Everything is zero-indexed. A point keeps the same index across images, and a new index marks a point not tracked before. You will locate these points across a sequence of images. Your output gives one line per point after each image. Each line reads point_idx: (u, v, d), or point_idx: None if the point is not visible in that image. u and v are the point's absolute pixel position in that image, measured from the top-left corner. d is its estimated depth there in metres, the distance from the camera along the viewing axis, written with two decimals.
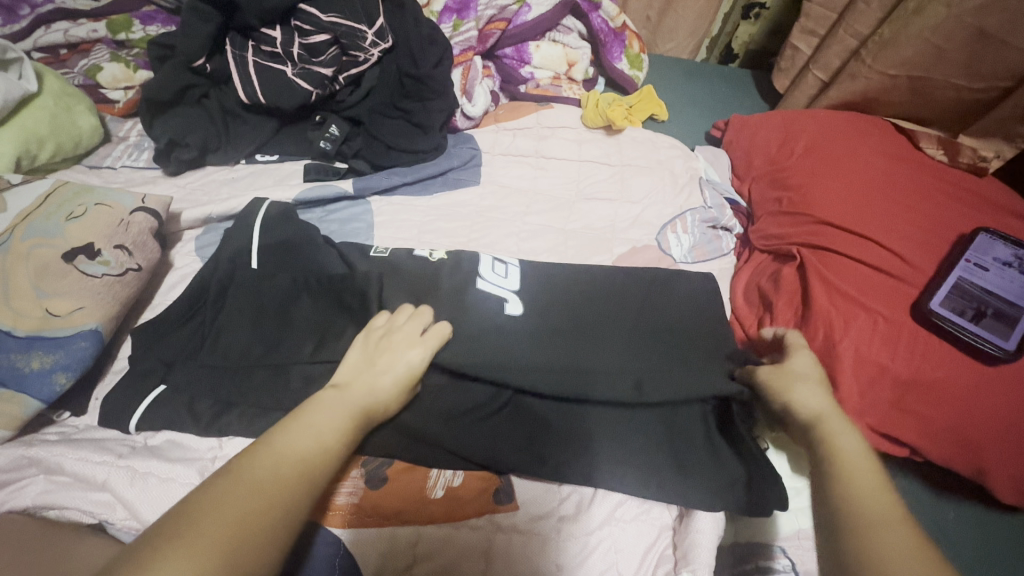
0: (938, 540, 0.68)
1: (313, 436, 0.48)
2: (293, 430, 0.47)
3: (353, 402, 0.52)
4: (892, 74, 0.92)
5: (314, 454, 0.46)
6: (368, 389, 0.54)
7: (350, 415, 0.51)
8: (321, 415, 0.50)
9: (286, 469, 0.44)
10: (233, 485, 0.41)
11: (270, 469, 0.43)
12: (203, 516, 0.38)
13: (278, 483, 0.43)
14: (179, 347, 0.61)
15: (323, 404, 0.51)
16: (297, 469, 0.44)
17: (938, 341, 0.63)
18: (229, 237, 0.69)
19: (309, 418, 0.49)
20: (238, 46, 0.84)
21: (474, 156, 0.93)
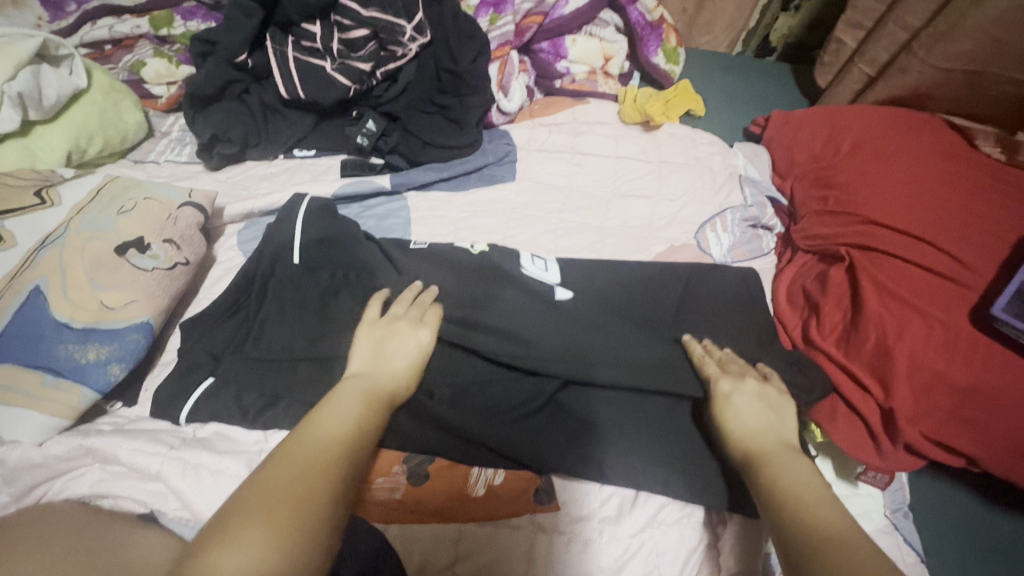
0: (991, 554, 0.66)
1: (344, 414, 0.48)
2: (331, 412, 0.47)
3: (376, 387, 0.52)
4: (946, 68, 0.89)
5: (353, 433, 0.46)
6: (385, 373, 0.54)
7: (375, 395, 0.51)
8: (348, 398, 0.50)
9: (331, 447, 0.44)
10: (280, 470, 0.41)
11: (316, 448, 0.43)
12: (258, 500, 0.39)
13: (325, 460, 0.43)
14: (226, 340, 0.62)
15: (348, 391, 0.51)
16: (340, 447, 0.44)
17: (998, 348, 0.61)
18: (273, 233, 0.69)
19: (338, 401, 0.49)
20: (278, 41, 0.84)
21: (509, 152, 0.92)
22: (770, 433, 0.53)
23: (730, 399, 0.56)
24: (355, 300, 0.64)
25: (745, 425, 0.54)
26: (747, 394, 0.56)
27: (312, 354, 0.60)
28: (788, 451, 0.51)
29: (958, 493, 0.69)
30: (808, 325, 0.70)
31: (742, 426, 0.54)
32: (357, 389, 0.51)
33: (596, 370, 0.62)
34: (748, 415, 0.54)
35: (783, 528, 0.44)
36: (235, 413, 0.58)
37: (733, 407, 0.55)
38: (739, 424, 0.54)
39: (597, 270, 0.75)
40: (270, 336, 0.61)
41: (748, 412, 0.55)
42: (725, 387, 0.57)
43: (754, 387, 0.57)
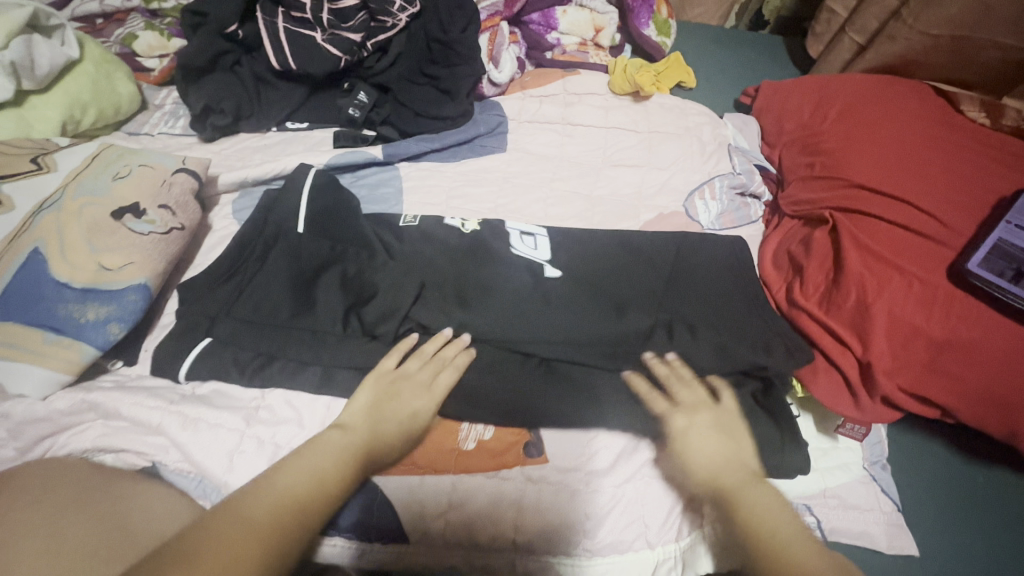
0: (965, 502, 0.68)
1: (314, 470, 0.50)
2: (298, 465, 0.50)
3: (357, 444, 0.54)
4: (936, 34, 0.89)
5: (315, 492, 0.49)
6: (375, 436, 0.56)
7: (353, 455, 0.53)
8: (321, 449, 0.52)
9: (283, 509, 0.45)
10: (230, 525, 0.42)
11: (268, 509, 0.45)
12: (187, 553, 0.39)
13: (274, 525, 0.44)
14: (222, 302, 0.62)
15: (326, 441, 0.53)
16: (291, 510, 0.46)
17: (974, 302, 0.62)
18: (276, 202, 0.70)
19: (309, 458, 0.51)
20: (267, 12, 0.84)
21: (501, 123, 0.93)
22: (729, 462, 0.55)
23: (687, 433, 0.58)
24: (350, 269, 0.66)
25: (709, 460, 0.56)
26: (702, 425, 0.58)
27: (305, 317, 0.62)
28: (751, 479, 0.53)
29: (936, 448, 0.71)
30: (791, 287, 0.71)
31: (701, 460, 0.56)
32: (328, 443, 0.53)
33: (583, 354, 0.64)
34: (706, 446, 0.56)
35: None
36: (234, 372, 0.60)
37: (689, 446, 0.57)
38: (697, 459, 0.56)
39: (588, 242, 0.76)
40: (265, 299, 0.63)
41: (704, 445, 0.56)
42: (681, 422, 0.58)
43: (709, 417, 0.59)
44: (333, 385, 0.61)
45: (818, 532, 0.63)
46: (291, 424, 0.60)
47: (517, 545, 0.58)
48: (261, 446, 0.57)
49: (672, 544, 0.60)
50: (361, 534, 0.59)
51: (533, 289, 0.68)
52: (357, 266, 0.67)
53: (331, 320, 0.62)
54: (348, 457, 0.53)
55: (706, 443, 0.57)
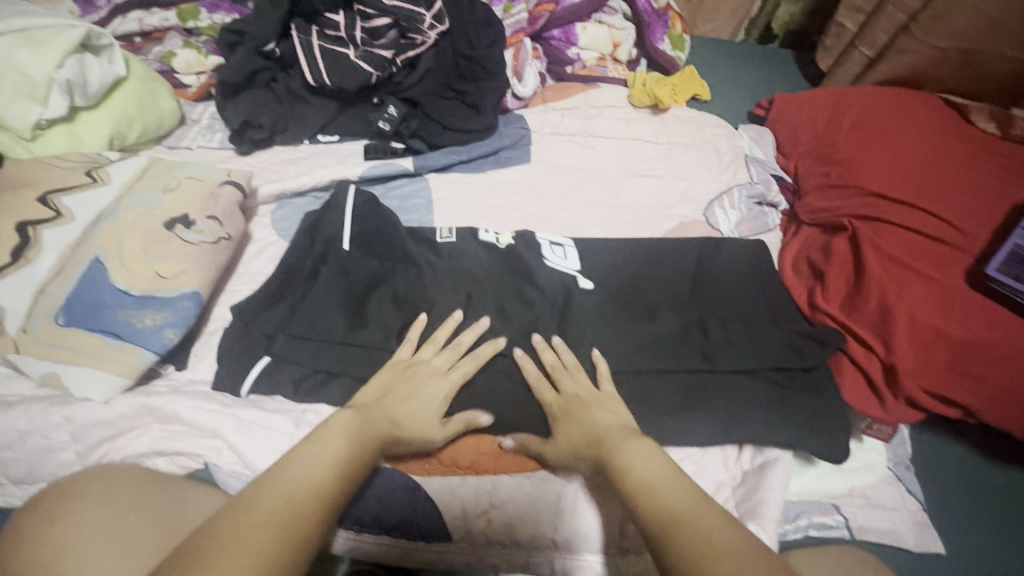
0: (988, 501, 0.70)
1: (333, 450, 0.49)
2: (308, 450, 0.48)
3: (368, 428, 0.53)
4: (943, 47, 0.92)
5: (330, 474, 0.47)
6: (387, 419, 0.56)
7: (360, 433, 0.52)
8: (331, 428, 0.51)
9: (300, 495, 0.44)
10: (240, 516, 0.41)
11: (281, 496, 0.43)
12: (207, 551, 0.38)
13: (290, 509, 0.42)
14: (276, 321, 0.65)
15: (343, 421, 0.52)
16: (310, 495, 0.44)
17: (991, 304, 0.65)
18: (325, 219, 0.74)
19: (330, 442, 0.50)
20: (303, 31, 0.88)
21: (524, 135, 0.97)
22: (608, 431, 0.56)
23: (570, 410, 0.60)
24: (395, 288, 0.70)
25: (589, 428, 0.57)
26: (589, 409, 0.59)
27: (359, 333, 0.65)
28: (628, 435, 0.54)
29: (958, 448, 0.73)
30: (814, 292, 0.74)
31: (587, 434, 0.56)
32: (339, 428, 0.51)
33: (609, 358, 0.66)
34: (586, 427, 0.57)
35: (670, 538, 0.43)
36: (283, 376, 0.62)
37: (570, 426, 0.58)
38: (578, 435, 0.57)
39: (615, 256, 0.79)
40: (315, 309, 0.66)
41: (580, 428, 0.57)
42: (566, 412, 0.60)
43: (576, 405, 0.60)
44: None
45: (845, 530, 0.65)
46: None
47: (556, 543, 0.60)
48: None
49: None
50: (405, 532, 0.61)
51: (567, 302, 0.72)
52: (407, 284, 0.71)
53: (380, 336, 0.66)
54: (363, 441, 0.52)
55: (580, 425, 0.58)
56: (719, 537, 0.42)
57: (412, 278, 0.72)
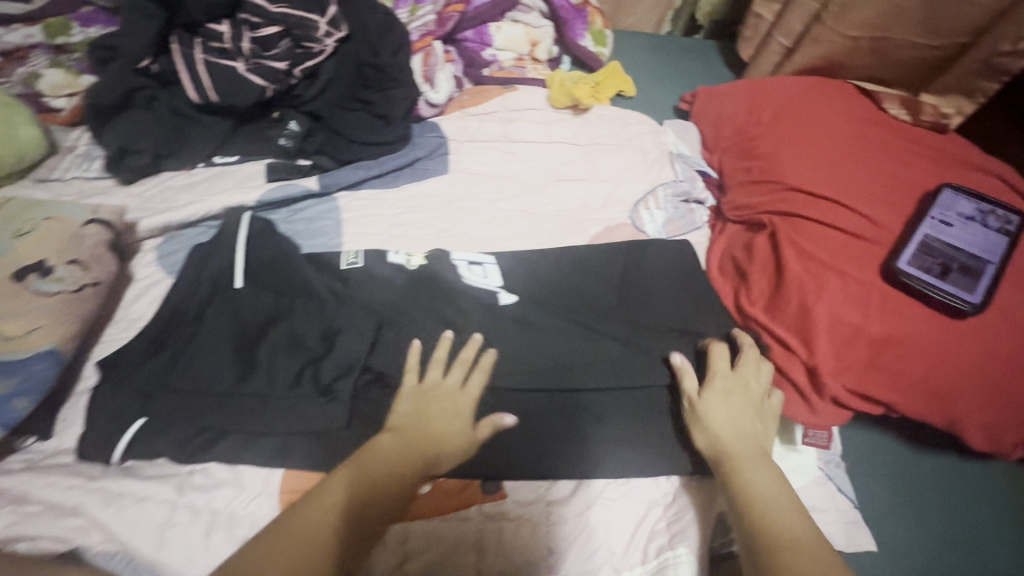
0: (919, 491, 0.70)
1: (372, 474, 0.52)
2: (367, 459, 0.53)
3: (405, 449, 0.55)
4: (853, 36, 0.90)
5: (388, 482, 0.52)
6: (421, 437, 0.56)
7: (417, 447, 0.55)
8: (369, 461, 0.53)
9: (357, 504, 0.50)
10: (299, 518, 0.47)
11: (342, 504, 0.49)
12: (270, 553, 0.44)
13: (347, 517, 0.48)
14: (156, 375, 0.59)
15: (383, 447, 0.54)
16: (365, 503, 0.50)
17: (905, 299, 0.64)
18: (212, 253, 0.67)
19: (361, 473, 0.52)
20: (185, 43, 0.80)
21: (440, 144, 0.92)
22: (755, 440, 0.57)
23: (729, 393, 0.60)
24: (298, 325, 0.64)
25: (731, 418, 0.58)
26: (717, 396, 0.60)
27: (251, 382, 0.60)
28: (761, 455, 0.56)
29: (887, 439, 0.73)
30: (739, 295, 0.72)
31: (719, 423, 0.58)
32: (381, 445, 0.55)
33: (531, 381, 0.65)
34: (722, 415, 0.58)
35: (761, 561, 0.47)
36: (164, 437, 0.56)
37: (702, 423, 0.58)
38: (715, 420, 0.58)
39: (537, 270, 0.75)
40: (204, 356, 0.60)
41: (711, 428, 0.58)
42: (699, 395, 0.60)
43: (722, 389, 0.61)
44: (279, 447, 0.58)
45: None
46: (229, 485, 0.57)
47: None
48: (196, 515, 0.54)
49: (638, 569, 0.59)
50: None
51: (489, 326, 0.68)
52: (306, 321, 0.65)
53: (278, 382, 0.60)
54: (402, 465, 0.53)
55: (720, 412, 0.58)
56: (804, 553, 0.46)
57: (315, 313, 0.66)
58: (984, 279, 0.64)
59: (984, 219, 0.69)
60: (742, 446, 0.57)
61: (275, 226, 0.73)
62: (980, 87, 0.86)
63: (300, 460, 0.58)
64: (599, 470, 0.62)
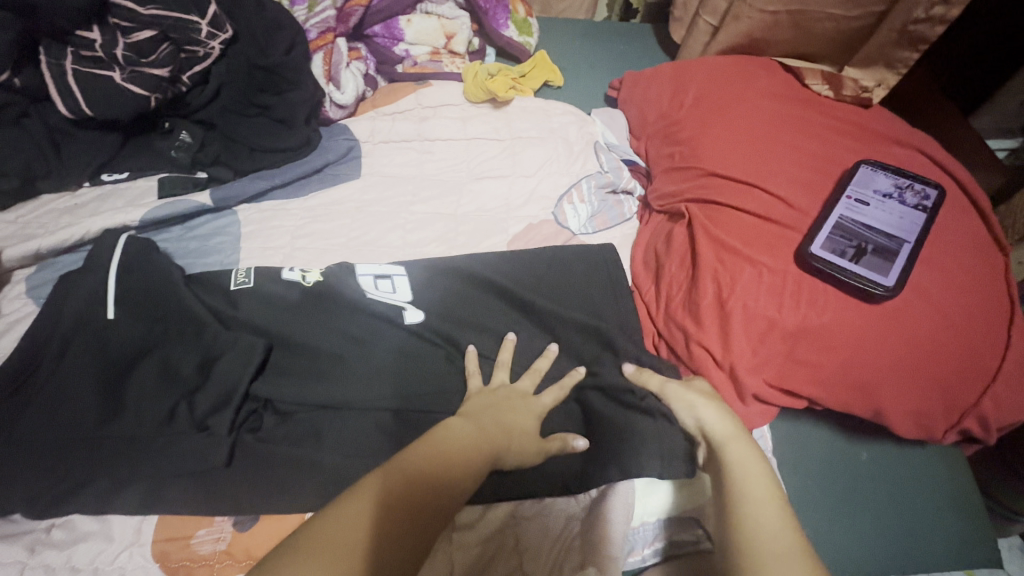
0: (854, 483, 0.67)
1: (433, 455, 0.46)
2: (437, 439, 0.49)
3: (478, 434, 0.51)
4: (771, 11, 0.87)
5: (448, 471, 0.46)
6: (493, 425, 0.53)
7: (480, 438, 0.50)
8: (417, 448, 0.47)
9: (415, 487, 0.43)
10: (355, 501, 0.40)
11: (404, 483, 0.43)
12: (325, 540, 0.37)
13: (408, 503, 0.42)
14: (6, 423, 0.54)
15: (453, 431, 0.50)
16: (424, 489, 0.44)
17: (821, 286, 0.61)
18: (77, 283, 0.61)
19: (408, 461, 0.45)
20: (52, 53, 0.72)
21: (352, 147, 0.86)
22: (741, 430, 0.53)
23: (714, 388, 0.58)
24: (177, 354, 0.59)
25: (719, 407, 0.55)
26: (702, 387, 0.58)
27: (117, 423, 0.54)
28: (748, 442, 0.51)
29: (821, 432, 0.70)
30: (659, 290, 0.69)
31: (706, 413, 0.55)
32: (451, 430, 0.50)
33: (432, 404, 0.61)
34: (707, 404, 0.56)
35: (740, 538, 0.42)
36: (13, 493, 0.50)
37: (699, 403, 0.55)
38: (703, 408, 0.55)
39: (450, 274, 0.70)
40: (64, 397, 0.55)
41: (707, 406, 0.55)
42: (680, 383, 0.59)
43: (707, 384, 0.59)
44: (149, 492, 0.53)
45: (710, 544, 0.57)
46: (94, 538, 0.52)
47: None
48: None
49: None
50: None
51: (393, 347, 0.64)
52: (183, 349, 0.59)
53: (154, 420, 0.55)
54: (472, 447, 0.49)
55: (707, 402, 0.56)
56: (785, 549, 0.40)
57: (195, 342, 0.60)
58: (900, 260, 0.61)
59: (902, 195, 0.66)
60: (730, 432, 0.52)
61: (157, 246, 0.68)
62: (900, 57, 0.81)
63: (173, 502, 0.53)
64: (545, 484, 0.57)
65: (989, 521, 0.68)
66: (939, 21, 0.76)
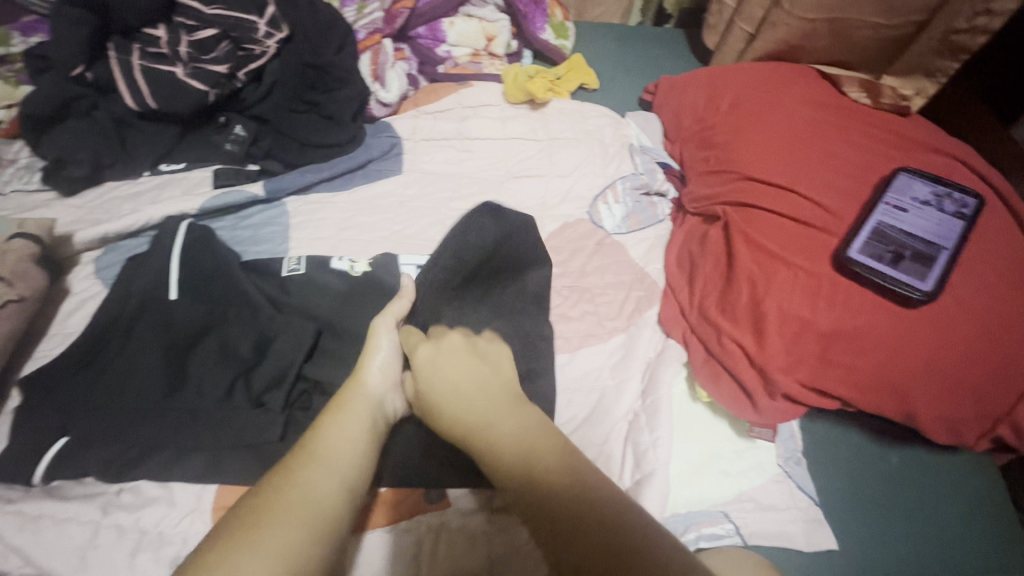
0: (884, 484, 0.68)
1: (333, 441, 0.47)
2: (343, 421, 0.49)
3: (360, 410, 0.51)
4: (811, 18, 0.87)
5: (355, 453, 0.48)
6: (350, 398, 0.52)
7: (371, 413, 0.52)
8: (335, 438, 0.48)
9: (336, 467, 0.45)
10: (280, 494, 0.42)
11: (323, 472, 0.45)
12: (250, 521, 0.40)
13: (326, 494, 0.43)
14: (81, 393, 0.57)
15: (345, 411, 0.50)
16: (341, 469, 0.46)
17: (858, 289, 0.63)
18: (145, 264, 0.65)
19: (319, 449, 0.46)
20: (120, 50, 0.77)
21: (394, 145, 0.89)
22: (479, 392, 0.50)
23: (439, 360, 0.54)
24: (233, 333, 0.62)
25: (452, 384, 0.51)
26: (449, 354, 0.54)
27: (179, 396, 0.58)
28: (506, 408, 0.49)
29: (852, 434, 0.71)
30: (693, 290, 0.71)
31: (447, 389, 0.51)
32: (354, 403, 0.51)
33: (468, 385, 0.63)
34: (453, 376, 0.52)
35: (605, 508, 0.40)
36: (87, 459, 0.54)
37: (429, 379, 0.52)
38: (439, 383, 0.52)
39: (486, 242, 0.70)
40: (132, 374, 0.58)
41: (439, 381, 0.52)
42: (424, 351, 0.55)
43: (454, 347, 0.55)
44: (210, 462, 0.57)
45: (736, 538, 0.60)
46: (158, 503, 0.55)
47: None
48: (121, 536, 0.53)
49: None
50: None
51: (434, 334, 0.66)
52: (240, 330, 0.62)
53: (211, 393, 0.59)
54: (352, 432, 0.49)
55: (450, 374, 0.52)
56: (594, 521, 0.39)
57: (252, 325, 0.63)
58: (938, 265, 0.62)
59: (940, 203, 0.67)
60: (494, 405, 0.49)
61: (214, 233, 0.71)
62: (941, 66, 0.85)
63: (231, 473, 0.56)
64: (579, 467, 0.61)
65: (1021, 530, 0.68)
66: (981, 32, 0.80)
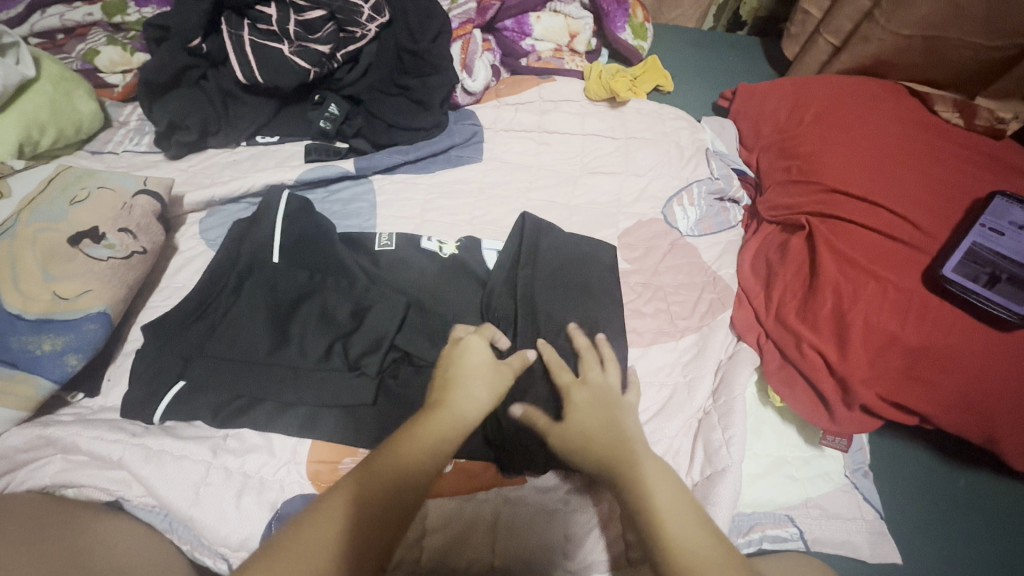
0: (949, 506, 0.68)
1: (405, 459, 0.44)
2: (416, 433, 0.46)
3: (440, 424, 0.48)
4: (906, 34, 0.89)
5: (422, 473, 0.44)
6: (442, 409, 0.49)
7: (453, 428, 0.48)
8: (402, 451, 0.45)
9: (389, 486, 0.43)
10: (322, 517, 0.39)
11: (381, 493, 0.42)
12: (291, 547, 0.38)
13: (363, 520, 0.40)
14: (194, 342, 0.61)
15: (421, 425, 0.47)
16: (393, 489, 0.43)
17: (949, 308, 0.63)
18: (252, 228, 0.69)
19: (388, 467, 0.43)
20: (233, 25, 0.81)
21: (475, 132, 0.92)
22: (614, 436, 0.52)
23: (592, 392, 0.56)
24: (331, 300, 0.66)
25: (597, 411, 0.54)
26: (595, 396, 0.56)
27: (283, 353, 0.62)
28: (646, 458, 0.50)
29: (919, 452, 0.71)
30: (771, 296, 0.72)
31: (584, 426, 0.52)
32: (435, 418, 0.48)
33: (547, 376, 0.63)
34: (591, 416, 0.53)
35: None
36: (199, 403, 0.59)
37: (602, 415, 0.53)
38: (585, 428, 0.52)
39: (562, 241, 0.74)
40: (240, 333, 0.62)
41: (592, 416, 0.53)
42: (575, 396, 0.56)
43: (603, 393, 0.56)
44: (309, 417, 0.60)
45: (799, 542, 0.62)
46: (258, 451, 0.59)
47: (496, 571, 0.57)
48: (228, 477, 0.57)
49: None
50: None
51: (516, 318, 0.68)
52: (338, 297, 0.66)
53: (309, 354, 0.62)
54: (427, 453, 0.45)
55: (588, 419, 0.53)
56: None
57: (348, 292, 0.67)
58: None
59: None
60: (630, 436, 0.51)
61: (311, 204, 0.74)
62: None
63: (327, 430, 0.60)
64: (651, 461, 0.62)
65: None
66: None
